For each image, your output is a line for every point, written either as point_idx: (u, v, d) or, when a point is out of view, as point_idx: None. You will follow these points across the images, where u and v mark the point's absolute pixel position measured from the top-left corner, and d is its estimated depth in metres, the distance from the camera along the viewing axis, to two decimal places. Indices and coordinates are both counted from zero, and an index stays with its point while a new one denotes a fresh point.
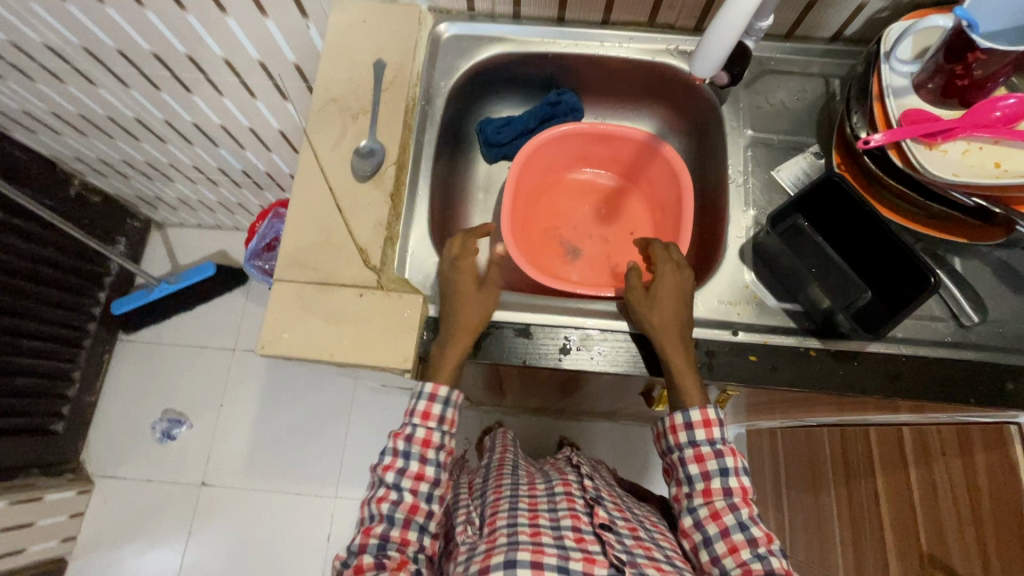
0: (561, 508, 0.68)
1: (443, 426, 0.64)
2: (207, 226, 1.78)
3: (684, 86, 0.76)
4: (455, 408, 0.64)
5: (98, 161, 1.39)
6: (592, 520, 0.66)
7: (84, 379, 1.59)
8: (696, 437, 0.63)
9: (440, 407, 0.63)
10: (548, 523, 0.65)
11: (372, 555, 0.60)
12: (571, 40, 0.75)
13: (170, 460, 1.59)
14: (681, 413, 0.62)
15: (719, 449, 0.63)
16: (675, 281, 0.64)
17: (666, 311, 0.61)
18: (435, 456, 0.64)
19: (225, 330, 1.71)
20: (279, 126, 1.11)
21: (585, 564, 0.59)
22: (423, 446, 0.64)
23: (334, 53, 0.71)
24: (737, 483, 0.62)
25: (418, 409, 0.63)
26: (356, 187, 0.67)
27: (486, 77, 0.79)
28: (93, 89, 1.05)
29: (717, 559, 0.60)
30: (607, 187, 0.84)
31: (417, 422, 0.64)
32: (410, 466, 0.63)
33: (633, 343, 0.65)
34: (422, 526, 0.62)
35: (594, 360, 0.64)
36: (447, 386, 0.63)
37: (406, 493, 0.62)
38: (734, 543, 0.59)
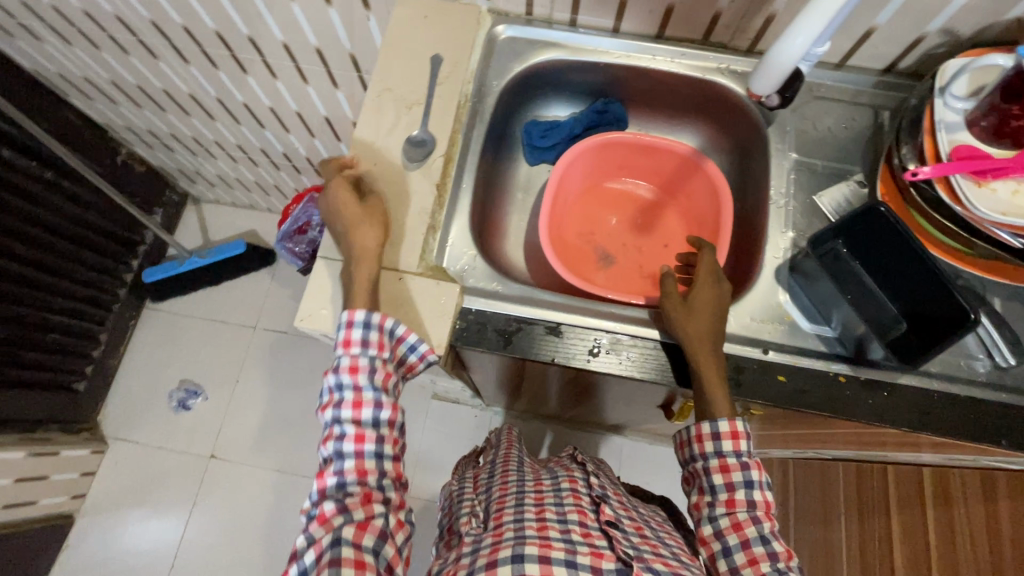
0: (568, 503, 0.68)
1: (369, 349, 0.60)
2: (240, 205, 1.83)
3: (732, 106, 0.77)
4: (380, 330, 0.60)
5: (148, 133, 1.43)
6: (599, 518, 0.67)
7: (109, 342, 1.63)
8: (722, 447, 0.63)
9: (361, 331, 0.59)
10: (555, 517, 0.65)
11: (332, 500, 0.58)
12: (623, 51, 0.76)
13: (182, 430, 1.62)
14: (707, 424, 0.61)
15: (745, 461, 0.63)
16: (712, 293, 0.64)
17: (701, 323, 0.62)
18: (369, 381, 0.60)
19: (248, 307, 1.74)
20: (325, 112, 1.14)
21: (594, 559, 0.59)
22: (353, 374, 0.60)
23: (393, 45, 0.73)
24: (760, 497, 0.62)
25: (339, 339, 0.60)
26: (405, 175, 0.68)
27: (537, 81, 0.80)
28: (154, 62, 1.09)
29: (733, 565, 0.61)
30: (645, 199, 0.84)
31: (341, 351, 0.60)
32: (346, 397, 0.60)
33: (662, 352, 0.65)
34: (377, 453, 0.60)
35: (622, 364, 0.64)
36: (363, 309, 0.59)
37: (349, 425, 0.60)
38: (754, 554, 0.60)
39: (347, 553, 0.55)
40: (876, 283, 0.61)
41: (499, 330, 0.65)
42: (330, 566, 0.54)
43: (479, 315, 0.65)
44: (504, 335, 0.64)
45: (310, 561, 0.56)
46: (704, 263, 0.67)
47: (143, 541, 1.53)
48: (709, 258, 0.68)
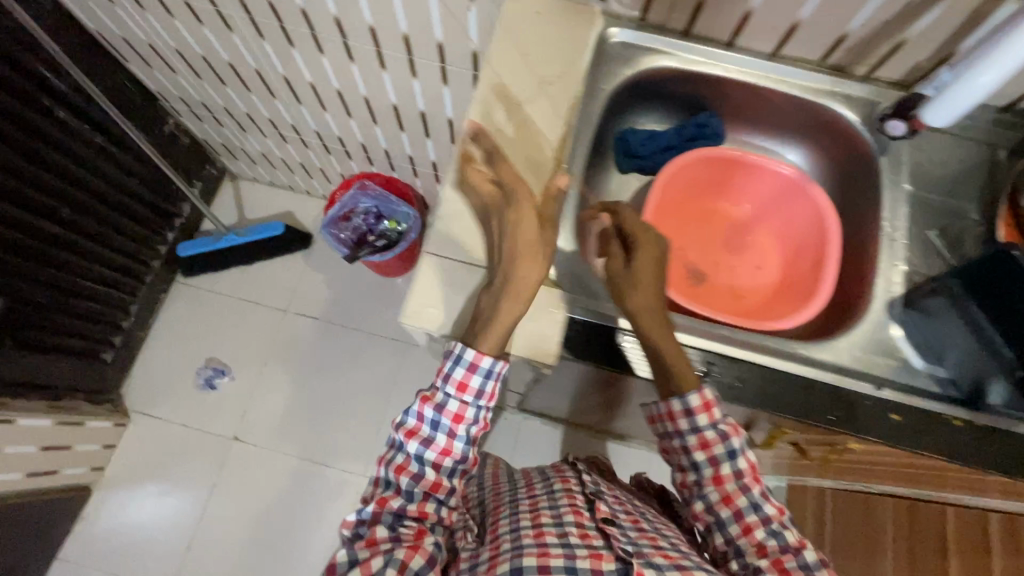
0: (562, 504, 0.69)
1: (480, 400, 0.62)
2: (278, 185, 1.80)
3: (841, 132, 0.74)
4: (496, 381, 0.61)
5: (200, 105, 1.40)
6: (594, 515, 0.68)
7: (139, 314, 1.60)
8: (698, 423, 0.62)
9: (479, 381, 0.60)
10: (551, 520, 0.66)
11: (386, 528, 0.60)
12: (735, 66, 0.74)
13: (207, 410, 1.59)
14: (678, 400, 0.62)
15: (723, 434, 0.63)
16: (654, 250, 0.66)
17: (644, 288, 0.63)
18: (466, 432, 0.63)
19: (281, 289, 1.71)
20: (395, 100, 1.12)
21: (593, 561, 0.60)
22: (454, 420, 0.62)
23: (505, 39, 0.71)
24: (747, 463, 0.63)
25: (454, 378, 0.61)
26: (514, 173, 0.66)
27: (642, 89, 0.78)
28: (227, 34, 1.06)
29: (733, 537, 0.62)
30: (739, 217, 0.81)
31: (451, 391, 0.61)
32: (436, 439, 0.62)
33: (772, 379, 0.63)
34: (441, 500, 0.63)
35: (729, 386, 0.64)
36: (485, 352, 0.59)
37: (428, 466, 0.63)
38: (748, 524, 0.61)
39: None
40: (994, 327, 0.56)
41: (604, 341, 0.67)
42: None
43: (585, 325, 0.67)
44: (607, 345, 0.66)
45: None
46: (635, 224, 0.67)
47: (159, 519, 1.50)
48: (632, 216, 0.67)
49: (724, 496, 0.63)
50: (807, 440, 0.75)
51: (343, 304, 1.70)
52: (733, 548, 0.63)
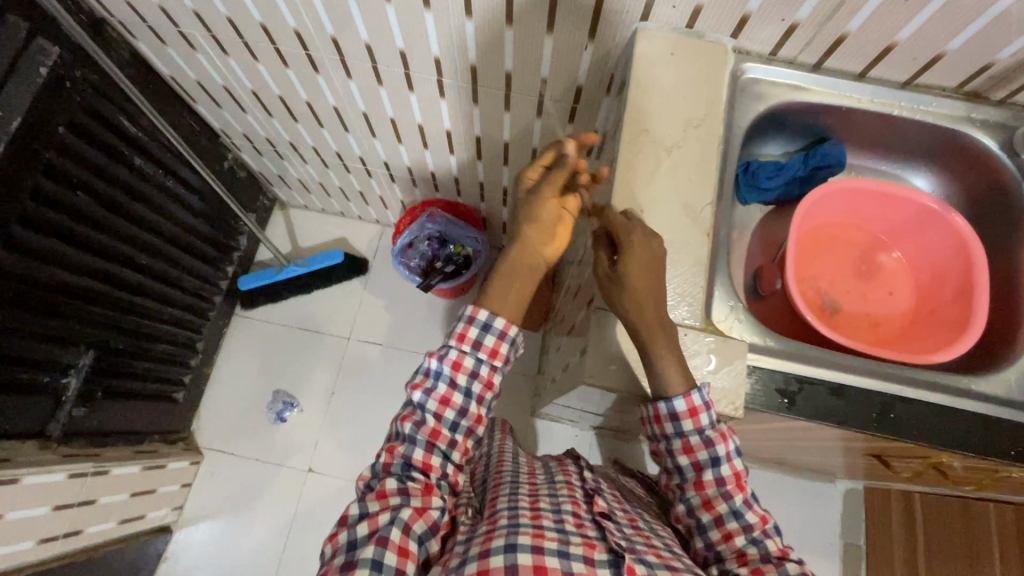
0: (562, 495, 0.71)
1: (479, 351, 0.68)
2: (329, 212, 1.79)
3: (976, 157, 0.75)
4: (495, 335, 0.68)
5: (264, 141, 1.39)
6: (592, 509, 0.70)
7: (205, 352, 1.59)
8: (682, 426, 0.61)
9: (478, 331, 0.68)
10: (549, 506, 0.67)
11: (395, 480, 0.65)
12: (868, 97, 0.75)
13: (278, 443, 1.59)
14: (663, 403, 0.60)
15: (704, 439, 0.62)
16: (646, 253, 0.60)
17: (632, 294, 0.60)
18: (466, 383, 0.68)
19: (341, 317, 1.71)
20: (480, 132, 1.11)
21: (586, 549, 0.60)
22: (454, 369, 0.67)
23: (645, 83, 0.71)
24: (731, 470, 0.63)
25: (456, 331, 0.68)
26: (673, 221, 0.66)
27: (769, 121, 0.79)
28: (312, 76, 1.05)
29: (704, 528, 0.64)
30: (867, 245, 0.81)
31: (454, 344, 0.68)
32: (437, 389, 0.67)
33: (954, 420, 0.62)
34: (445, 453, 0.68)
35: (915, 431, 0.62)
36: (488, 312, 0.69)
37: (430, 415, 0.67)
38: (724, 522, 0.63)
39: (393, 535, 0.60)
40: None
41: (778, 390, 0.63)
42: (377, 542, 0.59)
43: (757, 373, 0.63)
44: (786, 395, 0.62)
45: (362, 533, 0.61)
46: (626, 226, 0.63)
47: (241, 556, 1.50)
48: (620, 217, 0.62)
49: (706, 500, 0.64)
50: (959, 469, 0.74)
51: (404, 329, 1.70)
52: (704, 541, 0.65)
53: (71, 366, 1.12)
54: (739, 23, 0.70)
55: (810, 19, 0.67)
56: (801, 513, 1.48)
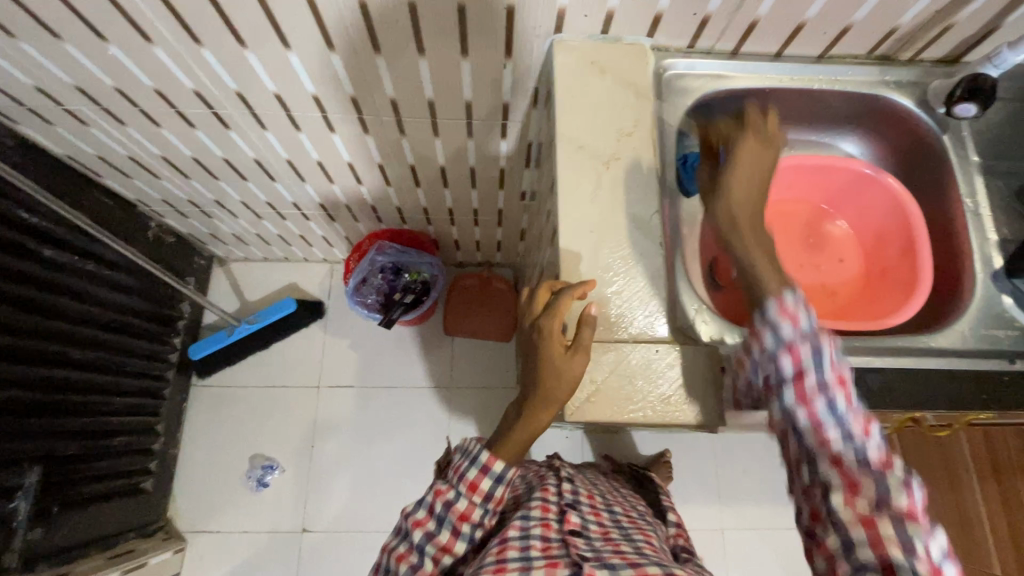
0: (535, 515, 0.70)
1: (487, 502, 0.67)
2: (272, 259, 1.71)
3: (896, 116, 0.77)
4: (504, 487, 0.68)
5: (186, 204, 1.30)
6: (563, 527, 0.70)
7: (167, 433, 1.50)
8: (822, 394, 0.51)
9: (489, 482, 0.67)
10: (518, 534, 0.66)
11: None
12: (787, 76, 0.75)
13: (266, 510, 1.51)
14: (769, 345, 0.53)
15: (844, 426, 0.50)
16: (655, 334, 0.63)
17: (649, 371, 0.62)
18: (469, 531, 0.67)
19: (307, 366, 1.64)
20: (412, 160, 1.08)
21: (548, 570, 0.61)
22: (460, 517, 0.66)
23: (570, 98, 0.69)
24: (905, 502, 0.46)
25: (468, 478, 0.67)
26: (624, 235, 0.64)
27: (698, 112, 0.78)
28: (224, 133, 0.99)
29: (850, 550, 0.48)
30: (811, 216, 0.83)
31: (464, 489, 0.67)
32: (440, 533, 0.66)
33: (920, 381, 0.64)
34: None
35: (888, 399, 0.63)
36: (501, 463, 0.67)
37: (428, 556, 0.65)
38: (878, 532, 0.46)
39: None
40: None
41: None
42: None
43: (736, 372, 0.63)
44: None
45: None
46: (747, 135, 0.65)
47: None
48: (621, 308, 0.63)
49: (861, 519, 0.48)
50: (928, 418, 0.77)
51: (374, 366, 1.65)
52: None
53: (18, 488, 1.03)
54: (653, 22, 0.70)
55: (721, 8, 0.67)
56: (786, 467, 1.55)
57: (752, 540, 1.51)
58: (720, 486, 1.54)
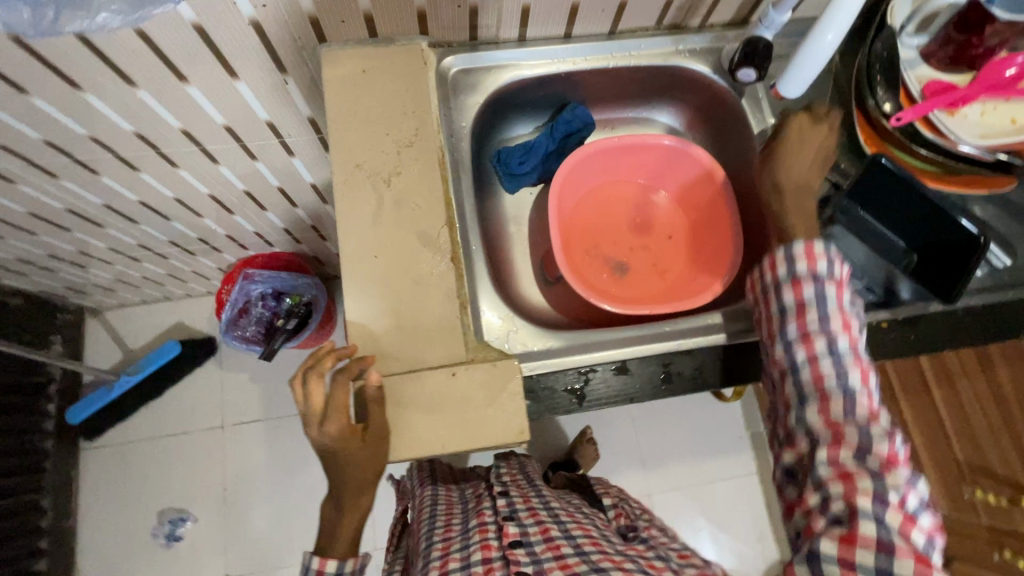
0: (474, 542, 0.70)
1: None
2: (150, 301, 1.59)
3: (699, 85, 0.76)
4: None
5: (17, 262, 1.18)
6: (503, 543, 0.69)
7: (57, 505, 1.40)
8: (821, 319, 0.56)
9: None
10: (458, 566, 0.67)
11: None
12: (582, 56, 0.73)
13: (183, 566, 1.44)
14: (795, 250, 0.57)
15: (843, 355, 0.56)
16: (447, 351, 0.58)
17: (443, 394, 0.57)
18: None
19: (206, 407, 1.55)
20: (244, 185, 1.00)
21: None
22: None
23: (343, 111, 0.64)
24: (885, 447, 0.52)
25: None
26: (412, 253, 0.60)
27: (503, 106, 0.75)
28: (12, 187, 0.89)
29: (823, 489, 0.52)
30: (636, 197, 0.81)
31: None
32: None
33: (724, 359, 0.65)
34: None
35: (694, 379, 0.64)
36: (335, 560, 0.61)
37: None
38: (853, 483, 0.51)
39: None
40: (872, 217, 0.68)
41: (568, 388, 0.62)
42: None
43: (545, 380, 0.62)
44: (575, 392, 0.62)
45: None
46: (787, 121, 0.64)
47: None
48: (401, 335, 0.58)
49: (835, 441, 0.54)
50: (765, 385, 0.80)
51: (281, 394, 1.57)
52: (822, 512, 0.52)
53: None
54: (422, 18, 0.65)
55: None
56: (704, 425, 1.58)
57: (679, 500, 1.53)
58: (642, 453, 1.56)
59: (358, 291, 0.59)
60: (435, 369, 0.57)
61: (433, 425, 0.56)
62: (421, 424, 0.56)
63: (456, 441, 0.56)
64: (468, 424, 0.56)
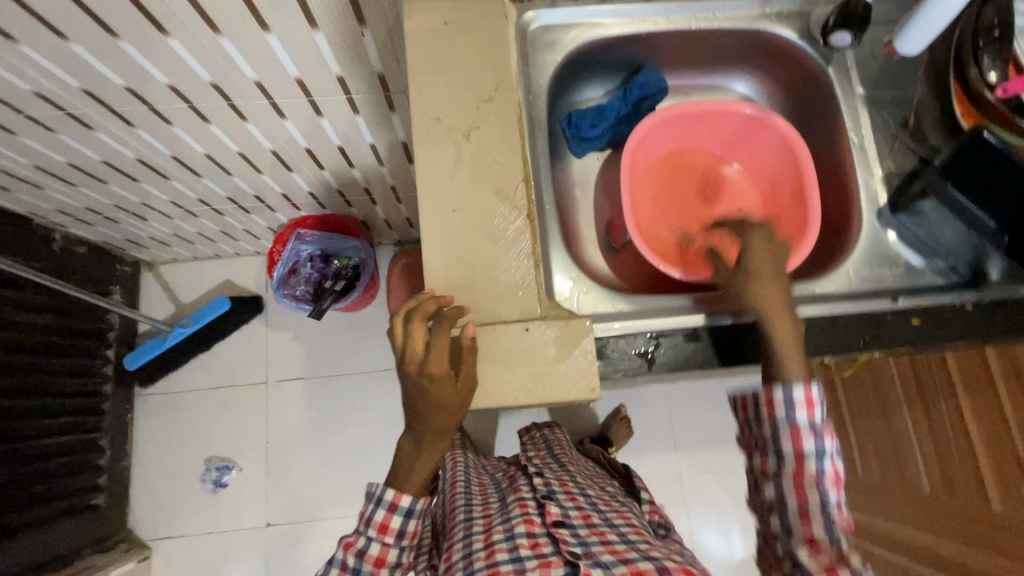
0: (514, 516, 0.70)
1: (402, 538, 0.66)
2: (202, 257, 1.64)
3: (783, 51, 0.73)
4: (416, 519, 0.67)
5: (84, 211, 1.23)
6: (546, 520, 0.69)
7: (114, 445, 1.48)
8: (793, 416, 0.56)
9: (398, 519, 0.66)
10: (502, 537, 0.67)
11: None
12: (663, 16, 0.71)
13: (226, 511, 1.51)
14: (781, 387, 0.56)
15: (817, 431, 0.56)
16: (522, 306, 0.58)
17: (517, 349, 0.57)
18: (396, 541, 0.66)
19: (252, 363, 1.60)
20: (306, 143, 1.01)
21: (541, 570, 0.62)
22: (376, 563, 0.66)
23: (425, 63, 0.63)
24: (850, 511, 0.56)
25: (375, 521, 0.65)
26: (489, 208, 0.61)
27: (578, 67, 0.74)
28: (90, 134, 0.92)
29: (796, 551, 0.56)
30: (705, 166, 0.80)
31: (373, 533, 0.66)
32: (370, 550, 0.66)
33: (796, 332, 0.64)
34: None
35: None
36: (408, 496, 0.66)
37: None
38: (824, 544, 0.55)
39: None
40: (965, 197, 0.62)
41: (639, 353, 0.62)
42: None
43: (617, 343, 0.62)
44: (645, 356, 0.62)
45: None
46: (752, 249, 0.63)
47: None
48: (476, 289, 0.59)
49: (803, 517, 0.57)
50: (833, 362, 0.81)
51: (323, 355, 1.61)
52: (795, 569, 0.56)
53: None
54: None
55: None
56: None
57: (711, 483, 1.53)
58: (676, 434, 1.55)
59: (435, 244, 0.60)
60: (509, 323, 0.58)
61: (510, 378, 0.57)
62: (495, 375, 0.57)
63: (531, 395, 0.56)
64: (543, 379, 0.56)
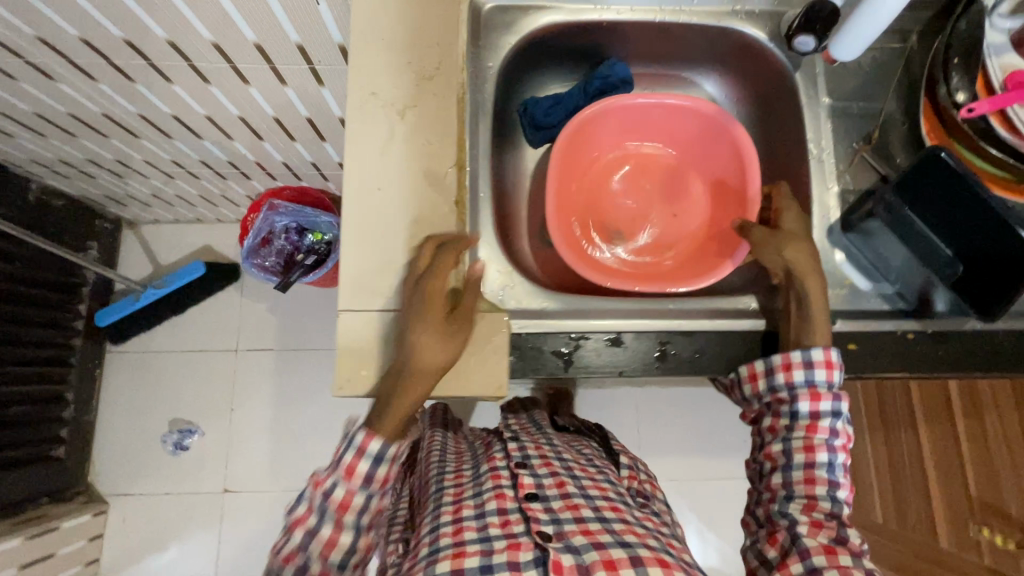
0: (486, 489, 0.68)
1: (372, 484, 0.61)
2: (183, 220, 1.63)
3: (751, 52, 0.71)
4: (390, 463, 0.62)
5: (59, 163, 1.22)
6: (518, 493, 0.67)
7: (79, 399, 1.49)
8: (804, 405, 0.62)
9: (369, 465, 0.61)
10: (472, 512, 0.65)
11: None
12: (627, 7, 0.69)
13: (185, 474, 1.52)
14: (801, 352, 0.60)
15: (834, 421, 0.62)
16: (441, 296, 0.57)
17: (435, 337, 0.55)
18: (355, 518, 0.62)
19: (224, 330, 1.60)
20: (274, 112, 1.00)
21: (510, 553, 0.59)
22: (330, 540, 0.61)
23: (367, 34, 0.61)
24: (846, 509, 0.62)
25: (342, 470, 0.61)
26: (417, 191, 0.59)
27: (537, 52, 0.72)
28: (53, 85, 0.91)
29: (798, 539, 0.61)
30: (654, 163, 0.78)
31: (341, 481, 0.61)
32: (321, 530, 0.61)
33: (719, 345, 0.64)
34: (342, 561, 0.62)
35: (688, 361, 0.62)
36: (379, 442, 0.61)
37: (315, 558, 0.61)
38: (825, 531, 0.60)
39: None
40: (920, 219, 0.59)
41: (556, 351, 0.60)
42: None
43: (533, 339, 0.61)
44: (563, 356, 0.60)
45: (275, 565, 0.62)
46: (786, 220, 0.65)
47: None
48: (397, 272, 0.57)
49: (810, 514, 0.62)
50: None
51: (295, 328, 1.60)
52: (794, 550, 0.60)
53: None
54: None
55: None
56: (709, 421, 1.54)
57: (671, 492, 1.51)
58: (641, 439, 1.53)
59: (356, 221, 0.58)
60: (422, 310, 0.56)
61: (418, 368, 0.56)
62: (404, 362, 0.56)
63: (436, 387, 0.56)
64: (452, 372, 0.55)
